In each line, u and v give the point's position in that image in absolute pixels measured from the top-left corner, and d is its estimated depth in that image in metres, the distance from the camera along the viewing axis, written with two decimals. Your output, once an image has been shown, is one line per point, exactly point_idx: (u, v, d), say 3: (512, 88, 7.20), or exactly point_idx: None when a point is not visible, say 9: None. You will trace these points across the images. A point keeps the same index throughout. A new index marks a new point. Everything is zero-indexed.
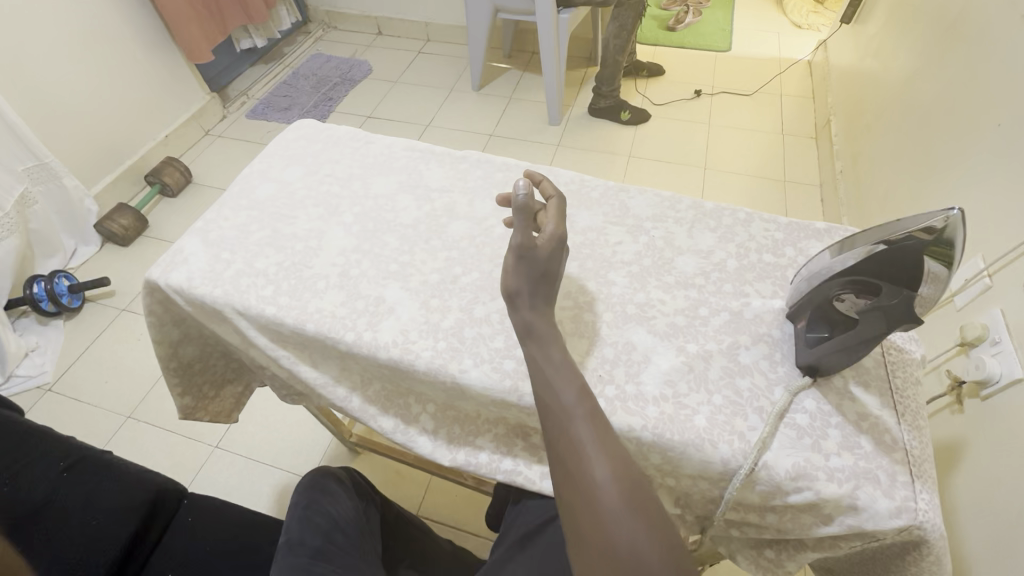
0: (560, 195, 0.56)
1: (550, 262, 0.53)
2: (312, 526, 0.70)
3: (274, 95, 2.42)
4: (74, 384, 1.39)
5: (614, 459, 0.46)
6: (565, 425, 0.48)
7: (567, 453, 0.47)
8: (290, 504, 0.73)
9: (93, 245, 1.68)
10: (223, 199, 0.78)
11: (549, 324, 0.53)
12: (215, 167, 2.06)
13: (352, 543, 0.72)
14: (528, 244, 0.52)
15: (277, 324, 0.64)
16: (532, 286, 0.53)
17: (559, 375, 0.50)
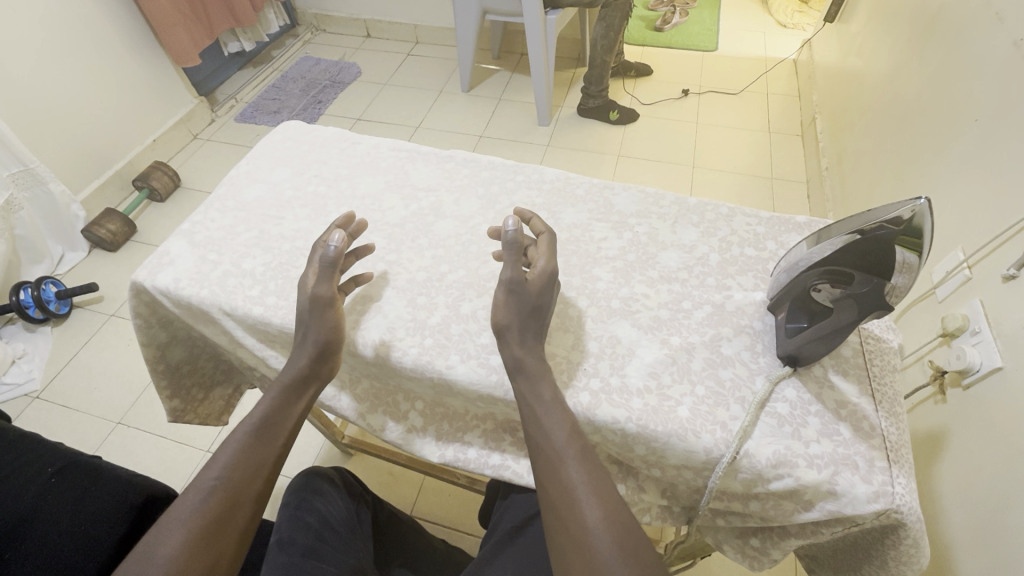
0: (550, 231, 0.61)
1: (539, 297, 0.56)
2: (302, 525, 0.70)
3: (263, 99, 2.42)
4: (61, 391, 1.48)
5: (605, 500, 0.47)
6: (554, 464, 0.49)
7: (558, 493, 0.48)
8: (281, 505, 0.74)
9: (81, 251, 1.81)
10: (211, 201, 0.78)
11: (538, 358, 0.55)
12: (207, 172, 2.13)
13: (342, 542, 0.72)
14: (519, 278, 0.55)
15: (264, 324, 0.64)
16: (523, 321, 0.55)
17: (549, 411, 0.52)
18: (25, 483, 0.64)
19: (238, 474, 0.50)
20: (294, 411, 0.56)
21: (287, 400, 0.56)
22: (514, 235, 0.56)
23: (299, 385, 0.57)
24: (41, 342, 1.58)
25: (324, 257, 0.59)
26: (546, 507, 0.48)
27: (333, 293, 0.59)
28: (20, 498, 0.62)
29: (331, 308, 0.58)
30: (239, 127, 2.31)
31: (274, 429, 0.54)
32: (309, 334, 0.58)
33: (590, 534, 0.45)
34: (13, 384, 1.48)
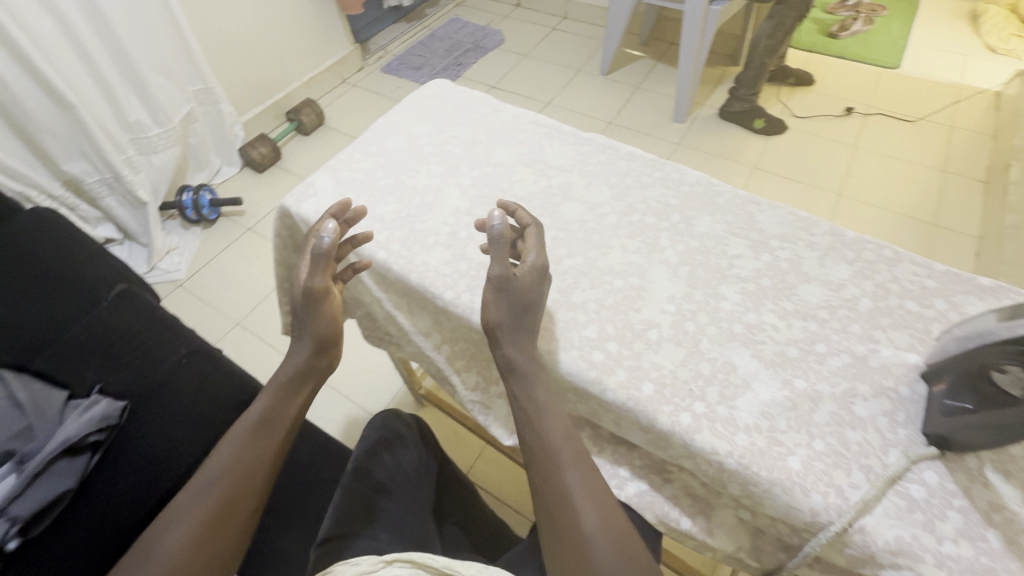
0: (536, 223, 0.61)
1: (527, 293, 0.54)
2: (378, 461, 0.77)
3: (409, 54, 2.53)
4: (198, 286, 1.71)
5: (602, 507, 0.48)
6: (552, 472, 0.49)
7: (552, 498, 0.49)
8: (363, 436, 0.81)
9: (234, 167, 2.04)
10: (356, 143, 0.83)
11: (532, 359, 0.54)
12: (348, 115, 2.29)
13: (410, 487, 0.77)
14: (507, 274, 0.54)
15: (385, 269, 0.68)
16: (517, 322, 0.54)
17: (543, 413, 0.52)
18: (162, 356, 0.63)
19: (236, 471, 0.55)
20: (293, 404, 0.61)
21: (284, 397, 0.61)
22: (496, 229, 0.54)
23: (296, 379, 0.61)
24: (190, 240, 1.83)
25: (315, 248, 0.60)
26: (543, 510, 0.49)
27: (328, 290, 0.61)
28: (156, 367, 0.62)
29: (323, 307, 0.61)
30: (383, 78, 2.45)
31: (271, 425, 0.59)
32: (306, 329, 0.62)
33: (586, 540, 0.46)
34: (164, 270, 1.74)
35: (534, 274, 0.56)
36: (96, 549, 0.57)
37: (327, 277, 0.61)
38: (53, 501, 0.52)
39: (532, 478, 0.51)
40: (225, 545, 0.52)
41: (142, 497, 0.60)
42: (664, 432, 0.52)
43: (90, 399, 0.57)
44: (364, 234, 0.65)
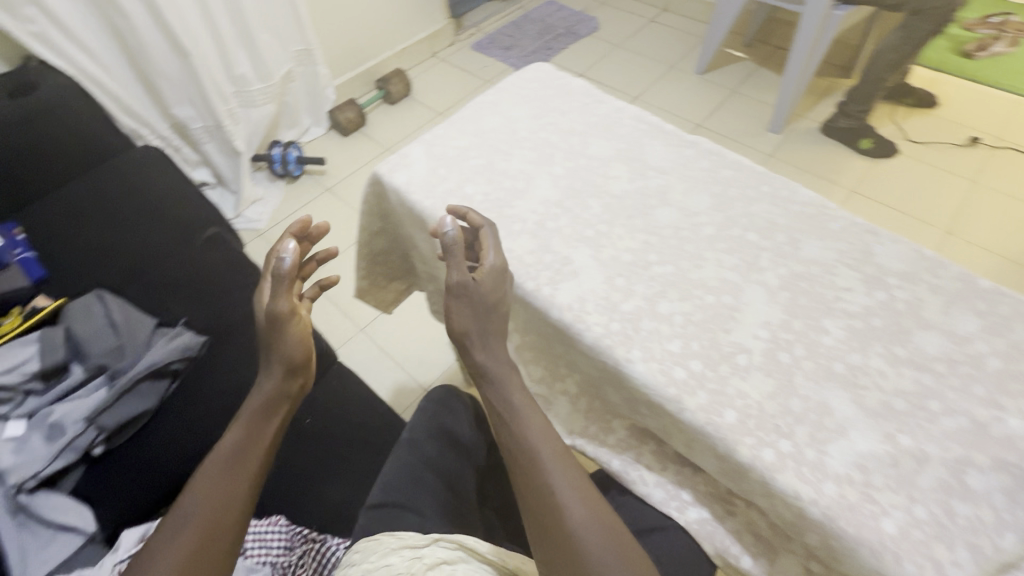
0: (491, 223, 0.63)
1: (490, 296, 0.57)
2: (432, 435, 0.79)
3: (501, 33, 2.53)
4: (275, 238, 1.82)
5: (585, 497, 0.50)
6: (534, 474, 0.51)
7: (536, 499, 0.50)
8: (420, 406, 0.83)
9: (321, 129, 2.12)
10: (452, 119, 0.83)
11: (503, 359, 0.57)
12: (435, 90, 2.32)
13: (460, 464, 0.78)
14: (464, 282, 0.57)
15: (469, 250, 0.67)
16: (485, 325, 0.57)
17: (521, 410, 0.55)
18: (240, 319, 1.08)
19: (213, 504, 0.54)
20: (266, 430, 0.59)
21: (258, 425, 0.59)
22: (449, 236, 0.58)
23: (268, 404, 0.60)
24: (274, 193, 1.93)
25: (276, 270, 0.60)
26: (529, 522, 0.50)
27: (289, 311, 0.61)
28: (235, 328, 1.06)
29: (287, 328, 0.61)
30: (472, 55, 2.45)
31: (246, 454, 0.57)
32: (273, 354, 0.62)
33: (575, 534, 0.47)
34: (248, 219, 1.85)
35: (497, 279, 0.59)
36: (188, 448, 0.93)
37: (289, 297, 0.62)
38: (126, 423, 0.91)
39: (517, 483, 0.52)
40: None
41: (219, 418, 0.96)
42: (742, 465, 0.49)
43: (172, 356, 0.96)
44: (327, 250, 0.68)
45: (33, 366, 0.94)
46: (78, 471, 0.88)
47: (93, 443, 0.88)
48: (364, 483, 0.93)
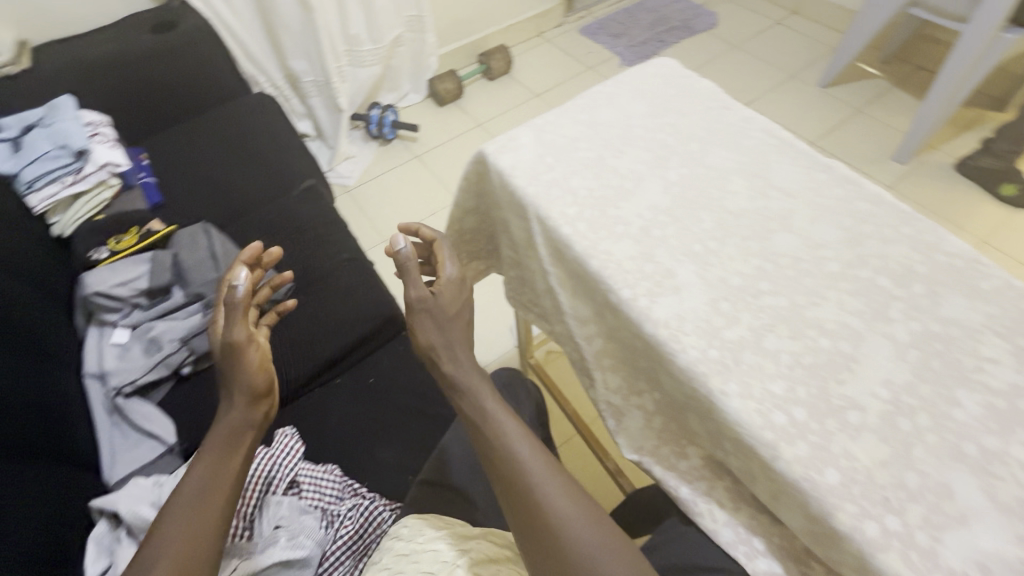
0: (442, 234, 0.77)
1: (446, 306, 0.67)
2: None
3: (612, 20, 2.46)
4: (362, 197, 1.90)
5: (563, 489, 0.56)
6: (510, 471, 0.57)
7: (518, 495, 0.56)
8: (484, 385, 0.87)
9: (418, 96, 2.18)
10: (565, 106, 0.80)
11: (472, 365, 0.65)
12: (535, 71, 2.29)
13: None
14: (424, 296, 0.66)
15: (566, 245, 0.65)
16: (449, 338, 0.66)
17: (497, 416, 0.61)
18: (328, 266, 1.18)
19: (193, 526, 0.56)
20: (230, 466, 0.62)
21: (228, 450, 0.63)
22: (402, 251, 0.68)
23: (235, 435, 0.64)
24: (366, 152, 2.00)
25: (231, 299, 0.69)
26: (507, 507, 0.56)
27: (248, 338, 0.69)
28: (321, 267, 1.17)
29: (246, 354, 0.68)
30: (577, 40, 2.41)
31: (219, 480, 0.60)
32: (234, 385, 0.67)
33: (554, 518, 0.53)
34: (339, 174, 1.94)
35: (456, 296, 0.69)
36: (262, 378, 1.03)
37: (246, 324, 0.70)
38: (209, 351, 1.05)
39: (500, 489, 0.58)
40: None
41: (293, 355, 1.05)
42: (838, 533, 0.45)
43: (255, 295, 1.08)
44: (273, 258, 0.81)
45: (146, 284, 1.11)
46: (167, 385, 1.03)
47: (182, 364, 1.03)
48: (416, 449, 0.95)
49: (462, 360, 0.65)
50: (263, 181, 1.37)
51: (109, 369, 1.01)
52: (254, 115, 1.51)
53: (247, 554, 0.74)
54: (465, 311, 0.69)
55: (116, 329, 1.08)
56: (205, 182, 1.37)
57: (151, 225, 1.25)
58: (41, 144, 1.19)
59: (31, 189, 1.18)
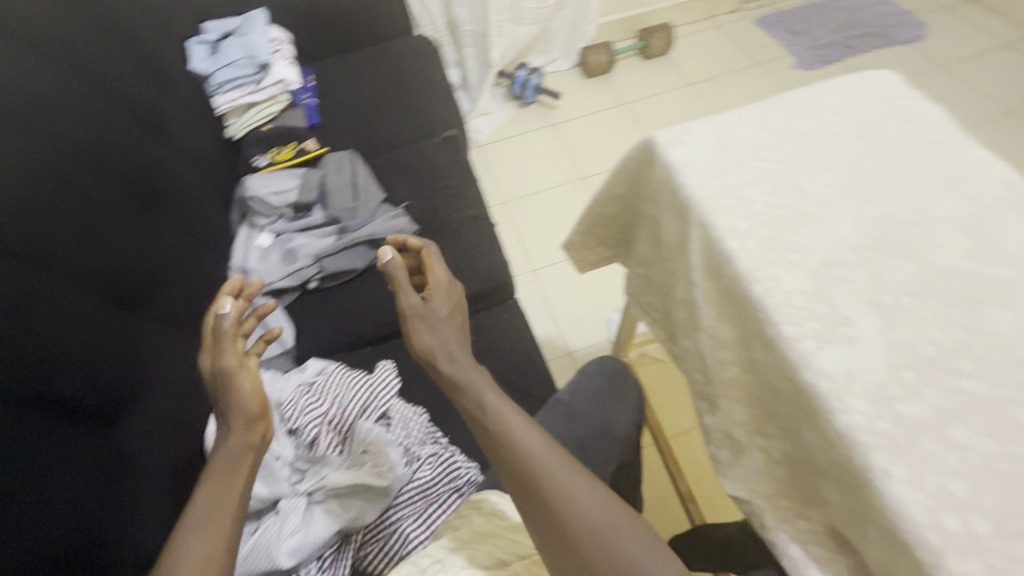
0: (431, 243, 0.83)
1: (440, 310, 0.69)
2: (590, 402, 0.79)
3: (796, 13, 2.22)
4: (490, 154, 1.91)
5: (581, 478, 0.56)
6: (515, 458, 0.56)
7: (537, 486, 0.55)
8: (590, 371, 0.83)
9: (566, 63, 2.12)
10: (753, 107, 0.72)
11: (473, 367, 0.64)
12: (696, 57, 2.14)
13: (611, 455, 0.76)
14: (419, 304, 0.69)
15: (727, 261, 0.59)
16: (447, 344, 0.66)
17: (505, 410, 0.60)
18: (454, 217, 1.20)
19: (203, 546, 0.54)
20: (235, 486, 0.60)
21: (228, 477, 0.60)
22: (390, 261, 0.74)
23: (239, 451, 0.63)
24: (503, 112, 2.01)
25: (219, 329, 0.69)
26: (513, 488, 0.56)
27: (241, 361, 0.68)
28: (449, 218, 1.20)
29: (237, 377, 0.66)
30: (751, 30, 2.21)
31: (223, 506, 0.58)
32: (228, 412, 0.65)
33: (573, 507, 0.53)
34: (474, 128, 1.96)
35: (445, 307, 0.71)
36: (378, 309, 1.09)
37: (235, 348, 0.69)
38: (335, 273, 1.11)
39: (514, 482, 0.56)
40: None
41: None
42: None
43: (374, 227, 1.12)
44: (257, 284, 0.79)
45: (294, 199, 1.20)
46: (294, 294, 1.11)
47: (311, 279, 1.10)
48: None
49: (458, 357, 0.65)
50: (409, 121, 1.41)
51: (251, 267, 1.12)
52: (413, 57, 1.56)
53: (337, 469, 0.83)
54: (461, 325, 0.70)
55: (262, 233, 1.18)
56: (358, 113, 1.44)
57: (307, 143, 1.34)
58: (234, 53, 1.31)
59: (220, 90, 1.31)
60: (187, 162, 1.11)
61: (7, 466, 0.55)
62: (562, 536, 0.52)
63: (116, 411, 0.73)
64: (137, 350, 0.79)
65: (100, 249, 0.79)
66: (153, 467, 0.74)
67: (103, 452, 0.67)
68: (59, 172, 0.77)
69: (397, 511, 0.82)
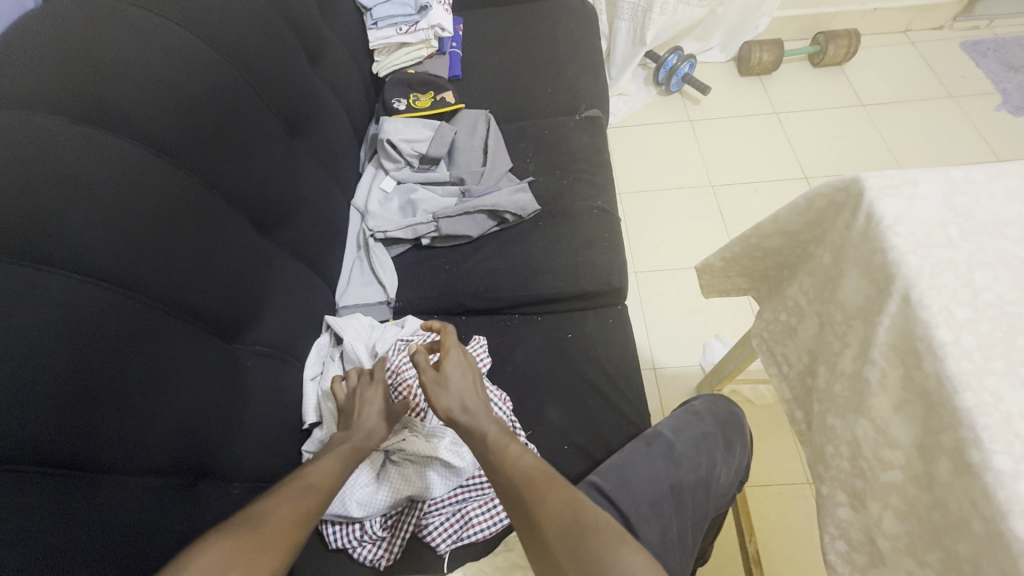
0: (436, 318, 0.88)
1: (454, 374, 0.73)
2: (695, 448, 0.75)
3: (1017, 45, 1.88)
4: (617, 138, 1.80)
5: (555, 487, 0.59)
6: (497, 469, 0.63)
7: (513, 487, 0.60)
8: (702, 416, 0.79)
9: (722, 56, 1.94)
10: (999, 170, 0.59)
11: (489, 423, 0.68)
12: (876, 74, 1.88)
13: (705, 510, 0.72)
14: (433, 375, 0.73)
15: (932, 353, 0.49)
16: (462, 403, 0.70)
17: (498, 435, 0.66)
18: (579, 205, 1.13)
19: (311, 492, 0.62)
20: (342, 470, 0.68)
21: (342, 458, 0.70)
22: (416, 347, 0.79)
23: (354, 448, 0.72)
24: (641, 96, 1.88)
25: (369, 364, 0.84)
26: (504, 499, 0.61)
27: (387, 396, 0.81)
28: (573, 204, 1.14)
29: (378, 397, 0.79)
30: (952, 54, 1.89)
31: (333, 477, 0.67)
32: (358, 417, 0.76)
33: (539, 506, 0.57)
34: None
35: (459, 364, 0.75)
36: (483, 282, 1.05)
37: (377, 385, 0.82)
38: (449, 236, 1.08)
39: (503, 492, 0.61)
40: (294, 546, 0.55)
41: (520, 276, 1.04)
42: None
43: (503, 205, 1.08)
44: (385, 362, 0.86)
45: (424, 150, 1.18)
46: (404, 246, 1.11)
47: (424, 236, 1.09)
48: (585, 424, 0.90)
49: (472, 408, 0.70)
50: (550, 91, 1.34)
51: (370, 211, 1.12)
52: (568, 23, 1.47)
53: (416, 434, 0.81)
54: (473, 377, 0.74)
55: (387, 178, 1.17)
56: (500, 73, 1.38)
57: (445, 96, 1.28)
58: None
59: (376, 26, 1.29)
60: (335, 94, 1.12)
61: (152, 367, 0.60)
62: (538, 539, 0.55)
63: (238, 330, 0.76)
64: (264, 276, 0.81)
65: (254, 170, 0.80)
66: (273, 390, 0.80)
67: (227, 369, 0.71)
68: (234, 86, 0.77)
69: (465, 492, 0.82)
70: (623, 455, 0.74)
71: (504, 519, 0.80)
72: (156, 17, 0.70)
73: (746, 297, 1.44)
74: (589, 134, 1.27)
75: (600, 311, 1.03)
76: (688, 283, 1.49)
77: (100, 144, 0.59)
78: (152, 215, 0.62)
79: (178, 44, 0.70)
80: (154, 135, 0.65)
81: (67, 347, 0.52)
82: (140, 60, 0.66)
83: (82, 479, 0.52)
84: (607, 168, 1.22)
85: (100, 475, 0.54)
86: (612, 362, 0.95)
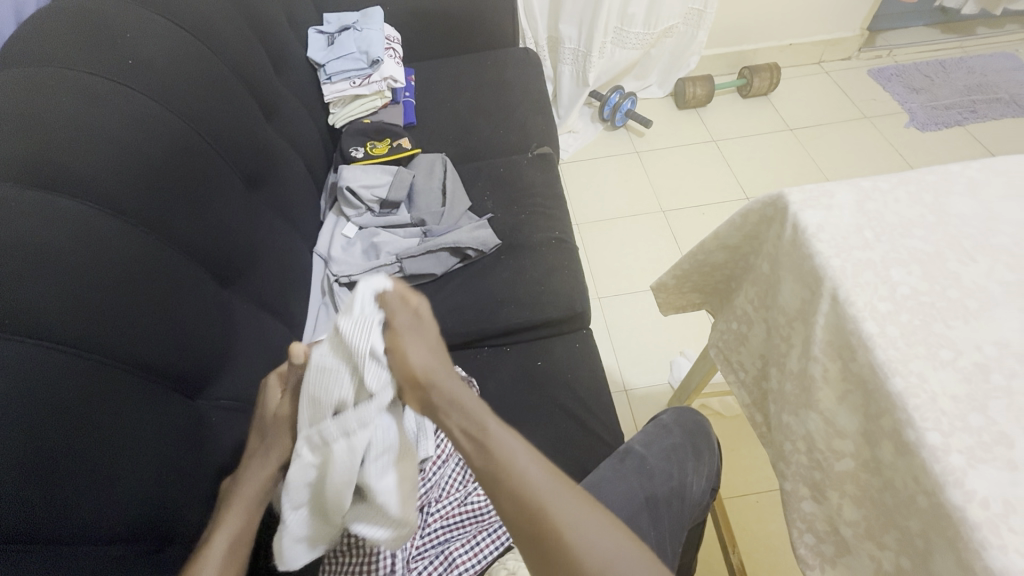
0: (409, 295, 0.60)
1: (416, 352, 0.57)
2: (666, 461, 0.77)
3: (917, 69, 2.11)
4: (570, 172, 1.89)
5: (585, 514, 0.51)
6: (507, 485, 0.51)
7: (526, 499, 0.51)
8: (673, 431, 0.81)
9: (660, 92, 2.08)
10: (901, 177, 0.66)
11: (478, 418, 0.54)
12: (799, 100, 2.06)
13: (681, 520, 0.74)
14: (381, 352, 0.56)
15: (861, 344, 0.54)
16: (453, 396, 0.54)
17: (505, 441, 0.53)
18: (538, 237, 1.18)
19: None
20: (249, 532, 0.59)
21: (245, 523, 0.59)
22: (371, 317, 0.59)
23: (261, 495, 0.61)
24: (589, 132, 1.99)
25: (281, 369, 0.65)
26: (515, 518, 0.51)
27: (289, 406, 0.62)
28: (532, 237, 1.18)
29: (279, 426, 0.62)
30: (862, 80, 2.10)
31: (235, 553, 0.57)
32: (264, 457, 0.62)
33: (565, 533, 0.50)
34: None
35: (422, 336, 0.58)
36: (450, 317, 1.06)
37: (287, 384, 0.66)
38: (414, 275, 1.10)
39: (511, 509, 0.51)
40: None
41: (486, 309, 1.07)
42: None
43: (466, 242, 1.11)
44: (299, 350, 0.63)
45: (383, 195, 1.21)
46: None
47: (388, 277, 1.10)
48: (562, 449, 0.91)
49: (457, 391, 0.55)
50: (503, 131, 1.41)
51: (334, 257, 1.13)
52: (514, 69, 1.56)
53: None
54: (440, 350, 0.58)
55: (348, 224, 1.19)
56: (453, 118, 1.45)
57: (401, 142, 1.33)
58: (350, 46, 1.34)
59: (330, 81, 1.35)
60: (292, 146, 1.15)
61: (111, 432, 0.57)
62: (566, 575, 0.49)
63: (199, 386, 0.73)
64: (227, 328, 0.80)
65: (213, 225, 0.80)
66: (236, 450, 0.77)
67: (190, 426, 0.69)
68: (191, 144, 0.79)
69: (447, 532, 0.80)
70: (596, 475, 0.75)
71: (488, 555, 0.78)
72: (109, 82, 0.72)
73: (704, 312, 1.51)
74: (544, 169, 1.33)
75: (566, 337, 1.06)
76: (649, 304, 1.55)
77: (52, 207, 0.60)
78: (105, 273, 0.62)
79: (132, 108, 0.72)
80: (109, 194, 0.65)
81: (24, 416, 0.50)
82: (97, 125, 0.67)
83: (22, 556, 0.48)
84: (562, 200, 1.28)
85: (42, 551, 0.50)
86: (581, 385, 0.97)
